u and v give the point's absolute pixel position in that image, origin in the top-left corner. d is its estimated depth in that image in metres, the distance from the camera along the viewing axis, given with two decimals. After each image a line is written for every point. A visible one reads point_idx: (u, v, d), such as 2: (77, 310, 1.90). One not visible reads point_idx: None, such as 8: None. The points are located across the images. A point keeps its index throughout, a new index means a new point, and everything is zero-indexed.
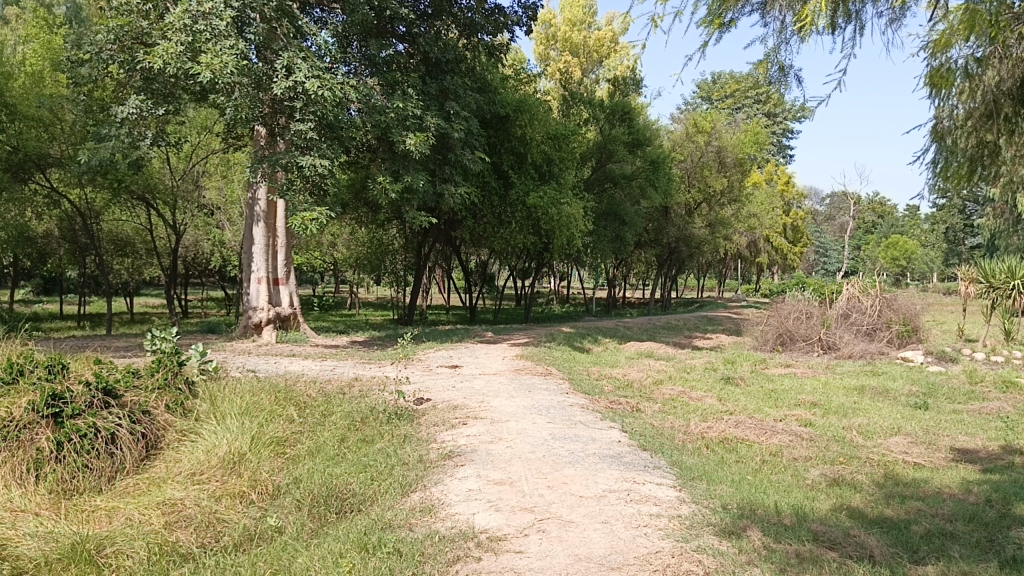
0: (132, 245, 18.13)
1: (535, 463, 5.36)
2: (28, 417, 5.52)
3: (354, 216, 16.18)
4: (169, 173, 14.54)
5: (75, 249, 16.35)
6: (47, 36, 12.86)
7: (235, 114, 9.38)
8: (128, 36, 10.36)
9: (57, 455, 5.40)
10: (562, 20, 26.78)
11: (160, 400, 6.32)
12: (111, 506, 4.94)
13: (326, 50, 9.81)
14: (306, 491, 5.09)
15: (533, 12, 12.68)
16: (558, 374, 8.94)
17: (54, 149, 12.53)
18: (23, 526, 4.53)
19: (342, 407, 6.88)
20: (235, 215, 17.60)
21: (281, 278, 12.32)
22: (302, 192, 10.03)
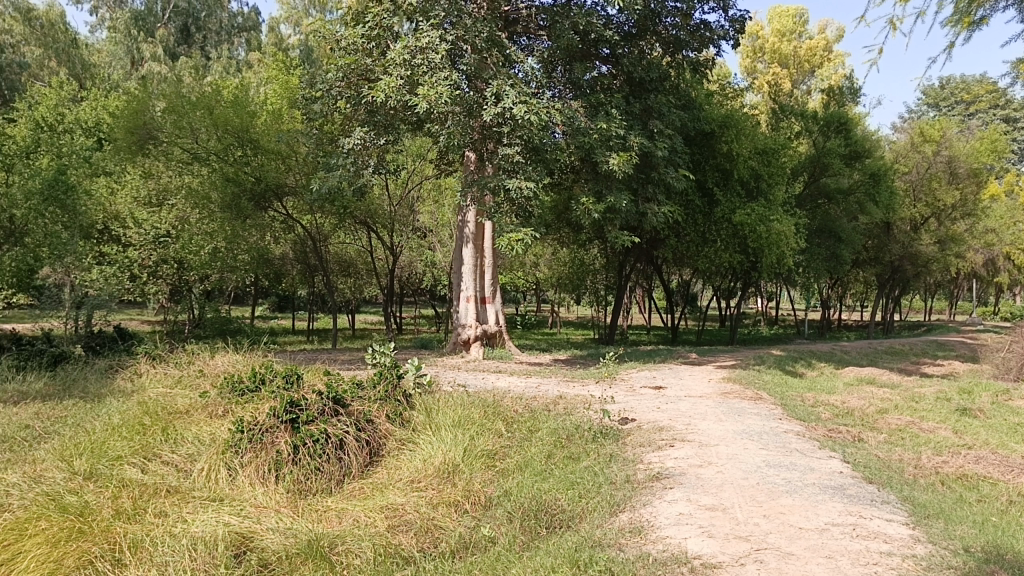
0: (354, 265, 19.55)
1: (748, 490, 5.15)
2: (269, 422, 6.12)
3: (556, 236, 16.49)
4: (388, 199, 15.55)
5: (305, 269, 17.85)
6: (284, 77, 14.35)
7: (447, 141, 9.89)
8: (354, 73, 11.27)
9: (293, 458, 5.90)
10: (770, 31, 25.96)
11: (381, 410, 6.74)
12: (340, 508, 5.32)
13: (532, 76, 10.11)
14: (517, 504, 5.22)
15: (741, 25, 12.34)
16: (769, 400, 8.52)
17: (290, 179, 13.78)
18: (267, 521, 4.96)
19: (548, 424, 6.99)
20: (444, 237, 18.50)
21: (487, 296, 12.76)
22: (509, 214, 10.37)
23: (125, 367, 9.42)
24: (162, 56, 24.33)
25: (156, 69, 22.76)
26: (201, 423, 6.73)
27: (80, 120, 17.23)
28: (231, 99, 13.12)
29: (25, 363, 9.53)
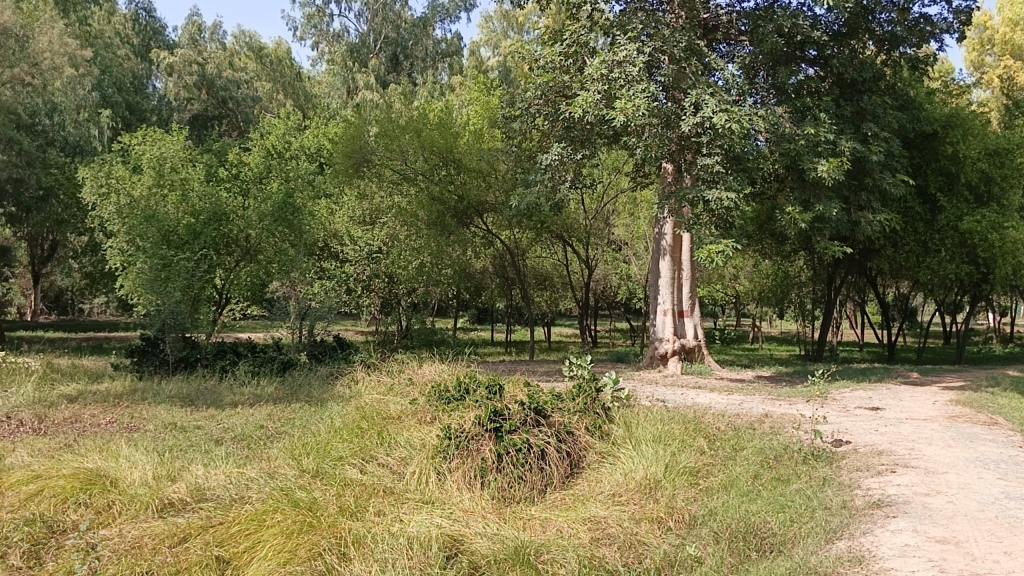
0: (551, 279, 19.87)
1: (985, 524, 4.68)
2: (475, 430, 6.35)
3: (758, 248, 15.89)
4: (584, 213, 15.68)
5: (504, 283, 18.37)
6: (485, 98, 15.07)
7: (645, 154, 9.85)
8: (552, 91, 11.56)
9: (498, 465, 6.08)
10: (1001, 20, 23.71)
11: (581, 422, 6.78)
12: (543, 517, 5.40)
13: (733, 84, 9.85)
14: (723, 525, 5.06)
15: (967, 16, 11.34)
16: (1008, 426, 7.69)
17: (490, 196, 14.37)
18: (475, 525, 5.13)
19: (753, 443, 6.74)
20: (641, 250, 18.39)
21: (686, 310, 12.49)
22: (708, 226, 10.12)
23: (343, 373, 10.17)
24: (374, 83, 26.08)
25: (368, 96, 24.45)
26: (411, 428, 7.08)
27: (304, 147, 18.73)
28: (437, 121, 13.83)
29: (259, 368, 10.55)
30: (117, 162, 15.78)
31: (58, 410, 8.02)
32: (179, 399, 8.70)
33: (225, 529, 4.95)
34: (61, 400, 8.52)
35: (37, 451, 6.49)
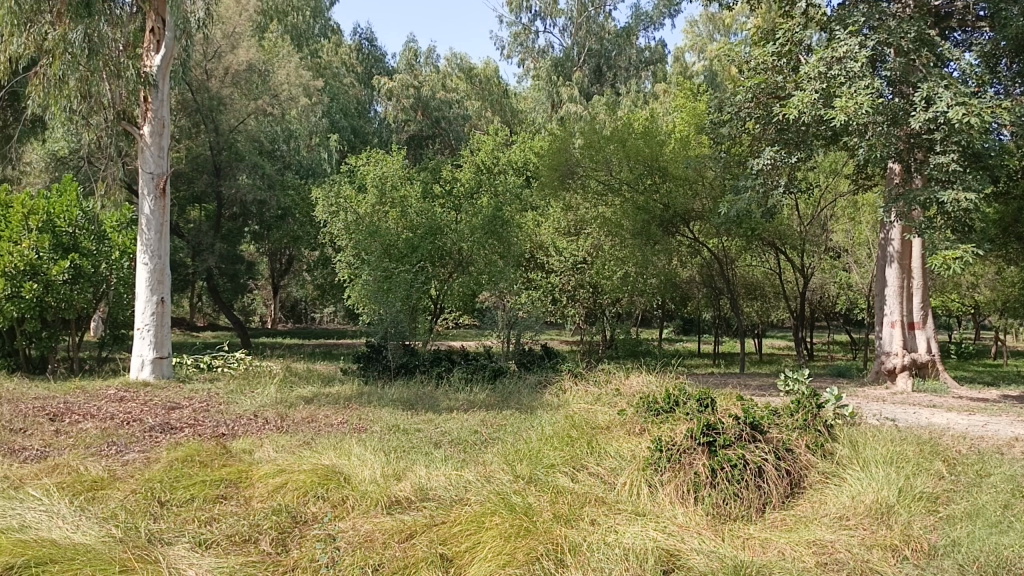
0: (762, 288, 19.12)
1: None
2: (687, 443, 6.20)
3: (1001, 253, 14.40)
4: (798, 220, 14.96)
5: (713, 293, 17.91)
6: (692, 105, 15.11)
7: (868, 154, 9.30)
8: (763, 93, 11.35)
9: (712, 481, 5.90)
10: None
11: (801, 440, 6.43)
12: (763, 537, 5.16)
13: (970, 74, 9.07)
14: (970, 557, 4.60)
15: None
16: None
17: (697, 204, 13.92)
18: (690, 540, 4.99)
19: (1002, 469, 6.09)
20: (862, 257, 17.25)
21: (917, 322, 11.71)
22: (943, 230, 9.33)
23: (552, 382, 10.37)
24: (577, 96, 26.46)
25: (572, 109, 24.87)
26: (620, 438, 7.09)
27: (511, 161, 19.21)
28: (642, 130, 13.83)
29: (473, 375, 11.03)
30: (345, 182, 17.13)
31: (296, 410, 8.79)
32: (401, 403, 9.24)
33: (448, 529, 5.17)
34: (299, 400, 9.35)
35: (281, 447, 7.14)
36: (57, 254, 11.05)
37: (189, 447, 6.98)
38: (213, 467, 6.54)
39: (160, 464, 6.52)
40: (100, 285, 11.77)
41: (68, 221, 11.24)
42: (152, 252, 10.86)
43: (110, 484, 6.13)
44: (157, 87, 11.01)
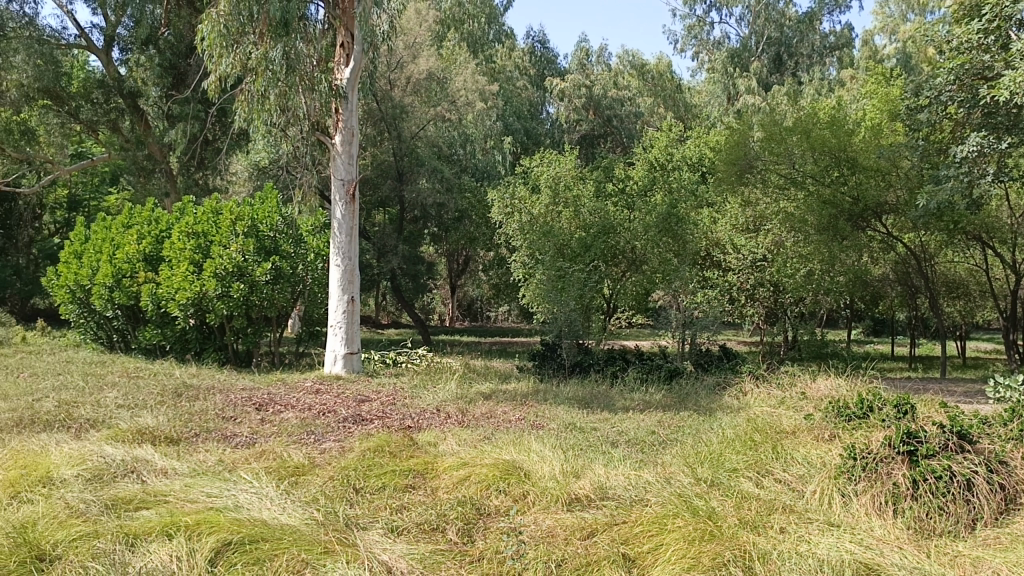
0: (966, 286, 17.58)
1: None
2: (884, 452, 5.81)
3: None
4: (1009, 211, 13.66)
5: (908, 291, 16.70)
6: (885, 91, 14.24)
7: None
8: (967, 74, 10.55)
9: (913, 493, 5.49)
10: None
11: (1016, 452, 5.86)
12: (975, 555, 4.74)
13: None
14: None
15: None
16: None
17: (891, 196, 13.24)
18: (890, 555, 4.66)
19: None
20: None
21: None
22: None
23: (732, 384, 10.07)
24: (756, 87, 25.52)
25: (750, 100, 24.05)
26: (809, 444, 6.75)
27: (685, 157, 18.76)
28: (829, 120, 13.36)
29: (649, 375, 10.97)
30: (519, 184, 17.45)
31: (476, 405, 9.06)
32: (577, 401, 9.28)
33: (629, 529, 5.13)
34: (478, 396, 9.62)
35: (463, 441, 7.38)
36: (260, 257, 11.98)
37: (380, 438, 7.36)
38: (402, 458, 6.85)
39: (354, 454, 6.92)
40: (297, 285, 12.63)
41: (269, 226, 12.19)
42: (343, 254, 11.55)
43: (311, 470, 6.58)
44: (347, 99, 11.69)
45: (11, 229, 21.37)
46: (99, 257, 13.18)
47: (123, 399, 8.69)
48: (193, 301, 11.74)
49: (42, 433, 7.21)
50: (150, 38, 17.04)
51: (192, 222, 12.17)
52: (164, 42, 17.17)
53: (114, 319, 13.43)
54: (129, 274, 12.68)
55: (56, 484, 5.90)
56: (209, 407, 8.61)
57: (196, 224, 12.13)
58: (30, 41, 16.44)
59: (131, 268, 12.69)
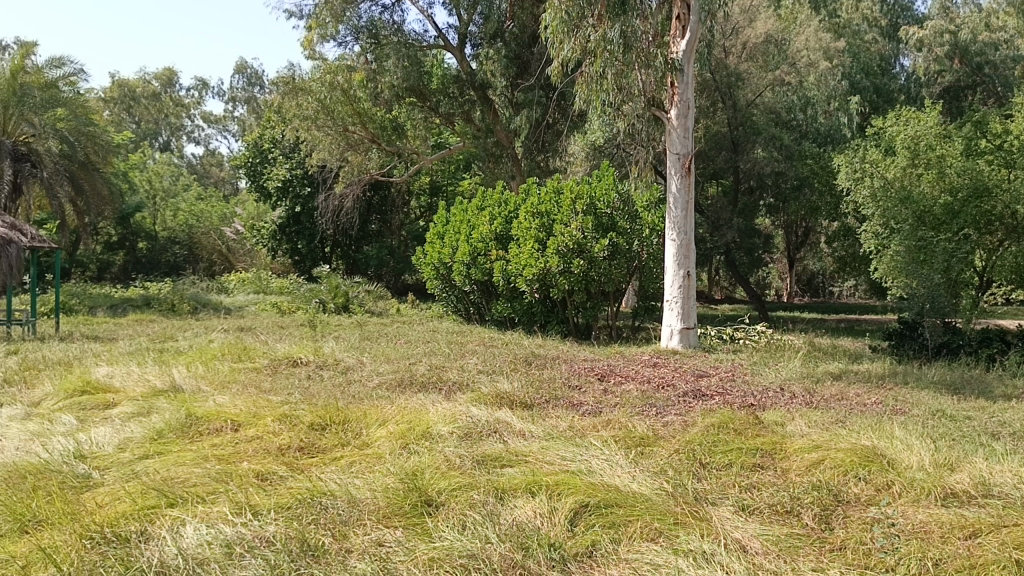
0: None
1: None
2: None
3: None
4: None
5: None
6: None
7: None
8: None
9: None
10: None
11: None
12: None
13: None
14: None
15: None
16: None
17: None
18: None
19: None
20: None
21: None
22: None
23: None
24: None
25: None
26: None
27: None
28: None
29: None
30: (869, 147, 16.02)
31: (826, 386, 8.54)
32: (944, 385, 8.35)
33: (1023, 532, 4.52)
34: (827, 376, 9.08)
35: (813, 422, 6.98)
36: (598, 234, 12.31)
37: (724, 415, 7.24)
38: (748, 436, 6.69)
39: (698, 428, 6.89)
40: (632, 261, 12.67)
41: (606, 204, 12.37)
42: (679, 229, 11.51)
43: (656, 442, 6.71)
44: (684, 71, 11.53)
45: (387, 213, 24.71)
46: (458, 237, 14.79)
47: (483, 365, 9.62)
48: (538, 277, 12.60)
49: (420, 392, 8.20)
50: (498, 32, 18.68)
51: (537, 202, 12.96)
52: (510, 35, 18.73)
53: (471, 293, 14.95)
54: (483, 253, 13.99)
55: (435, 439, 6.64)
56: (556, 375, 9.17)
57: (541, 204, 12.90)
58: (399, 45, 18.59)
59: (485, 247, 13.96)
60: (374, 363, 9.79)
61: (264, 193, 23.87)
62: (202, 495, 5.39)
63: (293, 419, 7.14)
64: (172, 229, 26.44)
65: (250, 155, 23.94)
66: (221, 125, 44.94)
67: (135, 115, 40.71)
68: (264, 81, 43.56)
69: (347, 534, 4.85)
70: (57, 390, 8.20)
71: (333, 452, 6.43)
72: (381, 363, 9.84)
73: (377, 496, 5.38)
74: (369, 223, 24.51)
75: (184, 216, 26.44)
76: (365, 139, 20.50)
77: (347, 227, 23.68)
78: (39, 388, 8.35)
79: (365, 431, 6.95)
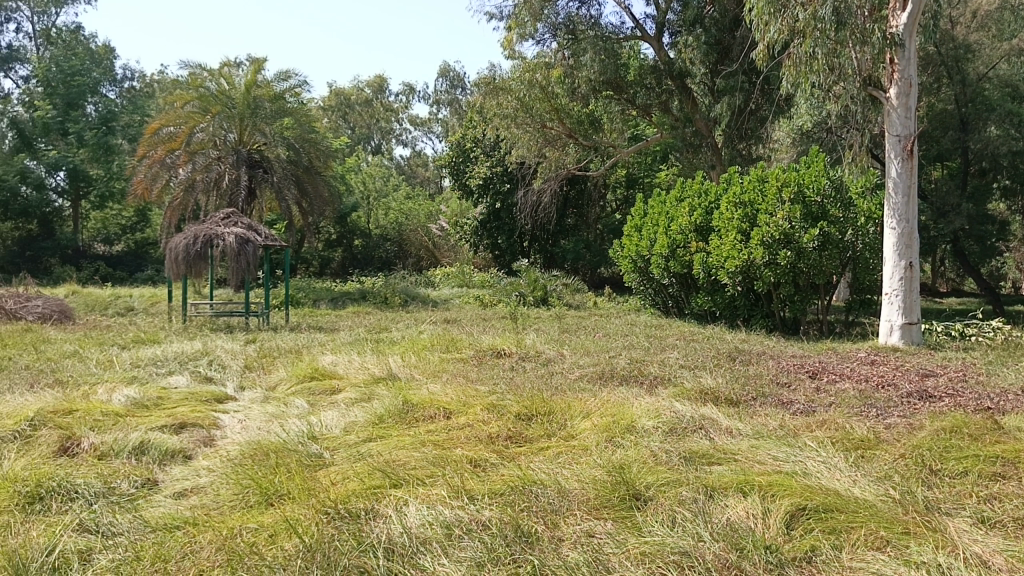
0: None
1: None
2: None
3: None
4: None
5: None
6: None
7: None
8: None
9: None
10: None
11: None
12: None
13: None
14: None
15: None
16: None
17: None
18: None
19: None
20: None
21: None
22: None
23: None
24: None
25: None
26: None
27: None
28: None
29: None
30: None
31: None
32: None
33: None
34: None
35: None
36: (808, 223, 11.62)
37: (956, 418, 6.64)
38: (985, 443, 6.08)
39: (926, 432, 6.37)
40: (845, 252, 11.81)
41: (816, 191, 11.63)
42: (900, 216, 10.72)
43: (879, 446, 6.27)
44: (905, 46, 10.68)
45: (585, 206, 24.79)
46: (655, 230, 14.98)
47: (685, 360, 9.42)
48: (741, 269, 12.34)
49: (623, 386, 8.19)
50: (698, 18, 18.25)
51: (739, 192, 12.71)
52: (710, 20, 18.25)
53: (670, 286, 14.98)
54: (682, 245, 13.91)
55: (640, 433, 6.62)
56: (764, 371, 8.82)
57: (743, 194, 12.62)
58: (596, 38, 18.67)
59: (684, 238, 13.87)
60: (575, 356, 9.89)
61: (466, 190, 24.84)
62: (421, 477, 5.70)
63: (500, 409, 7.38)
64: (383, 227, 28.15)
65: (454, 155, 25.02)
66: (426, 127, 47.13)
67: (350, 121, 43.70)
68: (466, 83, 45.12)
69: (558, 523, 4.94)
70: (290, 375, 9.01)
71: (539, 442, 6.58)
72: (583, 356, 9.93)
73: (585, 487, 5.44)
74: (567, 217, 24.72)
75: (394, 214, 28.09)
76: (562, 135, 21.14)
77: (546, 221, 24.03)
78: (275, 373, 9.21)
79: (569, 422, 7.05)
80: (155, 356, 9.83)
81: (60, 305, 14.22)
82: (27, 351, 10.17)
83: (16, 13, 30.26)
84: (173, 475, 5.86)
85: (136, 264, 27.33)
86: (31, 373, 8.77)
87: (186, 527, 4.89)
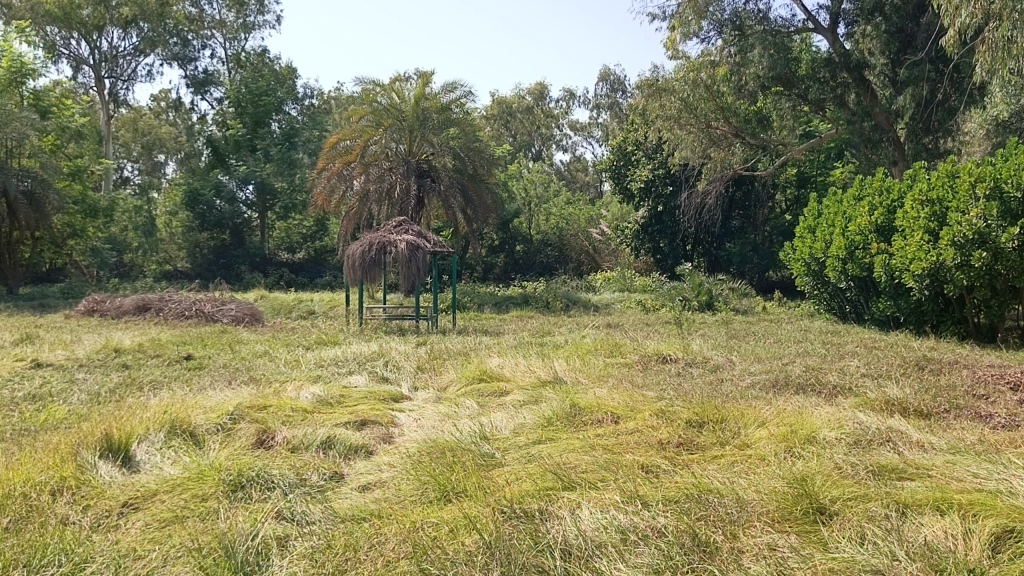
0: None
1: None
2: None
3: None
4: None
5: None
6: None
7: None
8: None
9: None
10: None
11: None
12: None
13: None
14: None
15: None
16: None
17: None
18: None
19: None
20: None
21: None
22: None
23: None
24: None
25: None
26: None
27: None
28: None
29: None
30: None
31: None
32: None
33: None
34: None
35: None
36: (1006, 220, 10.69)
37: None
38: None
39: None
40: None
41: (1016, 185, 10.66)
42: None
43: None
44: None
45: (750, 208, 23.70)
46: (831, 231, 14.31)
47: (867, 368, 8.89)
48: (929, 272, 11.54)
49: (800, 394, 7.85)
50: (878, 6, 17.65)
51: (926, 188, 11.93)
52: (890, 7, 17.56)
53: (847, 290, 14.23)
54: (861, 246, 13.17)
55: (823, 444, 6.32)
56: (957, 382, 8.15)
57: (931, 191, 11.84)
58: (764, 34, 18.30)
59: (863, 239, 13.13)
60: (746, 362, 9.58)
61: (627, 194, 24.71)
62: (594, 481, 5.69)
63: (671, 414, 7.26)
64: (545, 232, 28.43)
65: (615, 159, 24.97)
66: (586, 132, 47.24)
67: (512, 129, 44.71)
68: (627, 85, 45.02)
69: (738, 534, 4.78)
70: (460, 377, 9.29)
71: (713, 450, 6.40)
72: (753, 362, 9.60)
73: (765, 498, 5.23)
74: (731, 219, 23.96)
75: (554, 219, 28.29)
76: (728, 134, 20.71)
77: (709, 224, 23.49)
78: (446, 375, 9.51)
79: (743, 431, 6.82)
80: (337, 357, 10.42)
81: (251, 309, 15.34)
82: (225, 350, 11.09)
83: (212, 40, 32.93)
84: (358, 469, 6.17)
85: (315, 270, 29.10)
86: (230, 370, 9.55)
87: (373, 519, 5.13)
